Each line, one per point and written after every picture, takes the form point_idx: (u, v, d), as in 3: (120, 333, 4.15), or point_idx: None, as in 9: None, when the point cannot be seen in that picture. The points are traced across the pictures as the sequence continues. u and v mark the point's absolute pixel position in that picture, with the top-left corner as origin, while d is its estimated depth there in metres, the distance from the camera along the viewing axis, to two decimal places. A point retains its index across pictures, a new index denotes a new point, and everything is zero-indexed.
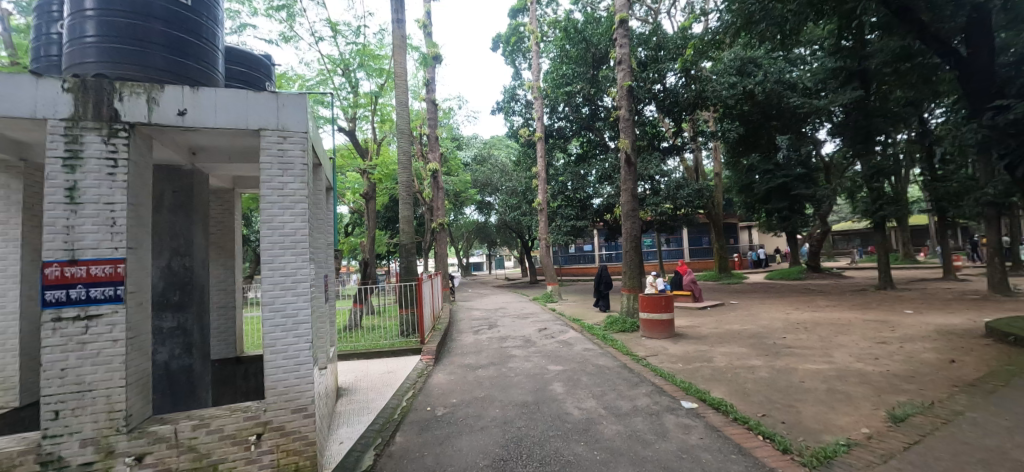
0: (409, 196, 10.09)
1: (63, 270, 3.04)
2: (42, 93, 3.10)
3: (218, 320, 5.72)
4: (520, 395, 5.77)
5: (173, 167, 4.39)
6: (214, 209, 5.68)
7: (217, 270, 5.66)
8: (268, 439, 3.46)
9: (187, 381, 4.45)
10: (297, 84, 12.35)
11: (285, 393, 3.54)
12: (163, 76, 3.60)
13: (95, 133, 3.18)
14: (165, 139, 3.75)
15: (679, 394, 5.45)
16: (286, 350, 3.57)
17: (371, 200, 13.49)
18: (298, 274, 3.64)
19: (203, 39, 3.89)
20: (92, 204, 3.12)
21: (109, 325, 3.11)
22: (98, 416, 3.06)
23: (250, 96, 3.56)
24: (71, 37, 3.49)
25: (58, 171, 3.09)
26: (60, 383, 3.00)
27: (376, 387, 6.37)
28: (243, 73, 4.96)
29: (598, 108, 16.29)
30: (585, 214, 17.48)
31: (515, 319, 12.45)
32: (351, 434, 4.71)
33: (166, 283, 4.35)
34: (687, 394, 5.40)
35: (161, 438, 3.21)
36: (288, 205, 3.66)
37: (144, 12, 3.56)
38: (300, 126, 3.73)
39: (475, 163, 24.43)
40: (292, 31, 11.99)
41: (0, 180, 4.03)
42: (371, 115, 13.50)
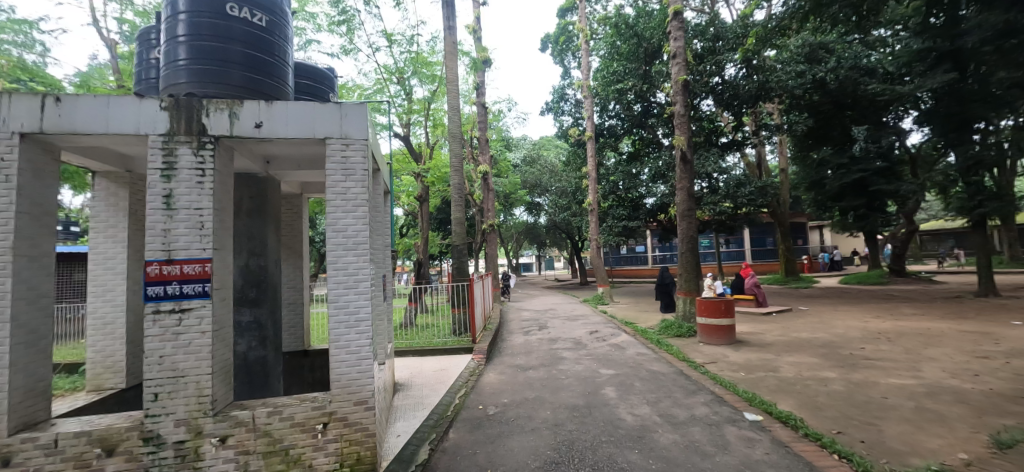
0: (461, 199, 10.33)
1: (161, 268, 3.42)
2: (144, 112, 3.52)
3: (289, 316, 6.18)
4: (571, 398, 5.75)
5: (250, 175, 4.81)
6: (285, 213, 6.15)
7: (287, 269, 6.10)
8: (333, 428, 3.69)
9: (262, 372, 4.85)
10: (357, 93, 13.03)
11: (348, 387, 3.76)
12: (242, 92, 3.96)
13: (187, 146, 3.55)
14: (244, 149, 4.11)
15: (742, 405, 5.19)
16: (348, 345, 3.79)
17: (425, 203, 13.95)
18: (360, 274, 3.85)
19: (275, 56, 4.23)
20: (185, 210, 3.50)
21: (198, 318, 3.46)
22: (189, 399, 3.41)
23: (316, 107, 3.82)
24: (166, 61, 3.92)
25: (157, 180, 3.49)
26: (159, 369, 3.38)
27: (430, 385, 6.56)
28: (310, 86, 5.33)
29: (651, 105, 15.84)
30: (638, 215, 17.06)
31: (566, 320, 12.38)
32: (407, 428, 4.91)
33: (245, 281, 4.77)
34: (751, 406, 5.14)
35: (240, 422, 3.50)
36: (350, 208, 3.89)
37: (224, 35, 3.93)
38: (361, 133, 3.93)
39: (525, 164, 24.50)
40: (352, 44, 12.65)
41: (112, 189, 4.60)
42: (424, 120, 13.94)
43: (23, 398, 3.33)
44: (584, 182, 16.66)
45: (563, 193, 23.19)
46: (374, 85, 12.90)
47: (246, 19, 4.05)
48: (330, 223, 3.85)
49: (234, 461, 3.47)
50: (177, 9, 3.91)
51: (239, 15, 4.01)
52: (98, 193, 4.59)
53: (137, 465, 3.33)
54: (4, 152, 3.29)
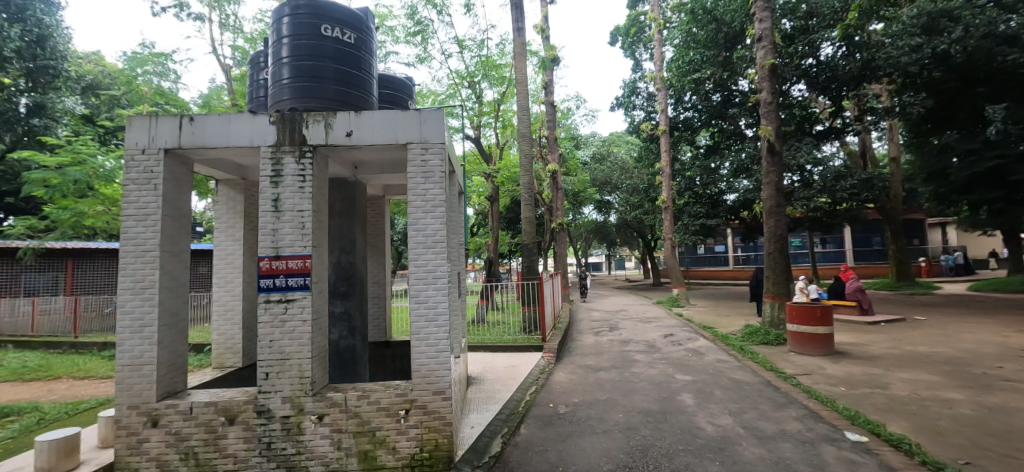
0: (531, 199, 10.46)
1: (270, 263, 3.89)
2: (257, 126, 4.03)
3: (374, 309, 6.69)
4: (645, 402, 5.62)
5: (341, 179, 5.30)
6: (371, 214, 6.67)
7: (372, 266, 6.61)
8: (414, 415, 3.95)
9: (352, 359, 5.30)
10: (431, 99, 13.66)
11: (427, 376, 4.00)
12: (335, 105, 4.38)
13: (291, 156, 4.00)
14: (336, 156, 4.54)
15: (842, 423, 4.75)
16: (428, 337, 4.04)
17: (496, 203, 14.27)
18: (438, 271, 4.08)
19: (361, 70, 4.62)
20: (289, 212, 3.95)
21: (300, 307, 3.90)
22: (293, 380, 3.85)
23: (399, 115, 4.12)
24: (273, 81, 4.44)
25: (266, 186, 3.98)
26: (269, 352, 3.86)
27: (502, 380, 6.72)
28: (391, 95, 5.74)
29: (733, 94, 14.87)
30: (717, 212, 16.05)
31: (638, 322, 12.03)
32: (480, 420, 5.11)
33: (336, 275, 5.25)
34: (852, 425, 4.68)
35: (334, 403, 3.88)
36: (429, 208, 4.14)
37: (319, 53, 4.36)
38: (439, 137, 4.16)
39: (594, 161, 24.09)
40: (426, 53, 13.28)
41: (231, 194, 5.29)
42: (494, 121, 14.25)
43: (168, 371, 3.97)
44: (658, 179, 16.08)
45: (634, 190, 22.52)
46: (447, 90, 13.43)
47: (338, 37, 4.47)
48: (411, 223, 4.14)
49: (329, 438, 3.85)
50: (282, 34, 4.41)
51: (332, 34, 4.44)
52: (221, 198, 5.32)
53: (251, 434, 3.82)
54: (152, 166, 3.94)
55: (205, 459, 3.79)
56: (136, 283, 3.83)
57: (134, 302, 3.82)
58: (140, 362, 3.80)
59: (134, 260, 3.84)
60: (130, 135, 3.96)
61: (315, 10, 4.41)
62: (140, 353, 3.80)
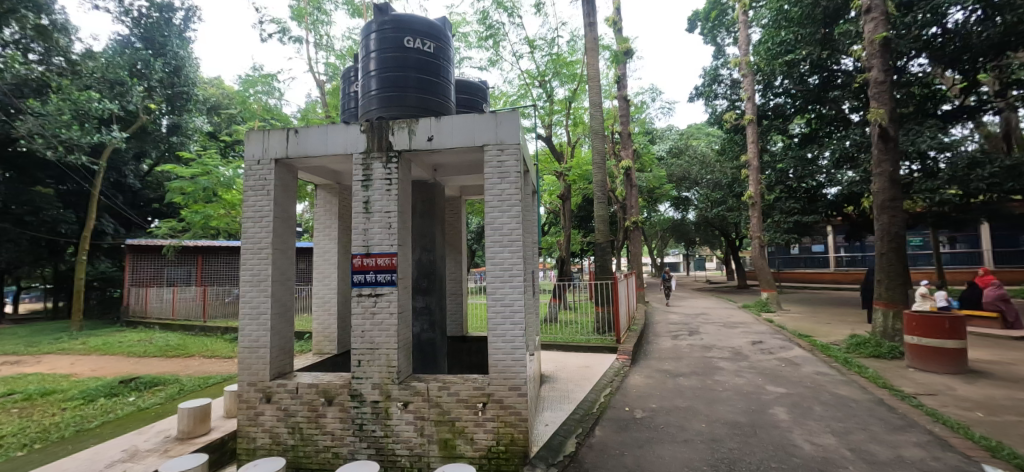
0: (605, 198, 10.27)
1: (362, 260, 4.25)
2: (350, 135, 4.42)
3: (453, 305, 7.02)
4: (730, 413, 5.31)
5: (423, 181, 5.62)
6: (449, 213, 6.98)
7: (451, 263, 6.93)
8: (491, 409, 4.08)
9: (432, 352, 5.60)
10: (503, 101, 13.90)
11: (504, 372, 4.12)
12: (417, 112, 4.65)
13: (379, 161, 4.34)
14: (418, 161, 4.83)
15: (978, 454, 4.12)
16: (505, 334, 4.16)
17: (567, 202, 14.16)
18: (514, 270, 4.18)
19: (440, 77, 4.86)
20: (378, 213, 4.29)
21: (388, 301, 4.21)
22: (381, 368, 4.18)
23: (477, 119, 4.29)
24: (363, 94, 4.84)
25: (359, 190, 4.36)
26: (361, 341, 4.23)
27: (576, 380, 6.70)
28: (467, 99, 5.97)
29: (834, 74, 13.51)
30: (815, 208, 14.63)
31: (721, 327, 11.33)
32: (555, 418, 5.14)
33: (418, 272, 5.59)
34: (991, 457, 4.05)
35: (417, 392, 4.14)
36: (506, 208, 4.25)
37: (402, 65, 4.66)
38: (513, 138, 4.26)
39: (671, 156, 22.99)
40: (497, 55, 13.54)
41: (328, 197, 5.84)
42: (566, 119, 14.14)
43: (279, 355, 4.50)
44: (744, 172, 14.98)
45: (716, 185, 21.17)
46: (518, 91, 13.59)
47: (419, 48, 4.75)
48: (488, 223, 4.30)
49: (414, 424, 4.12)
50: (370, 49, 4.79)
51: (414, 46, 4.73)
52: (320, 202, 5.89)
53: (346, 415, 4.20)
54: (265, 174, 4.48)
55: (308, 434, 4.24)
56: (254, 277, 4.40)
57: (252, 293, 4.39)
58: (258, 345, 4.36)
59: (252, 257, 4.41)
60: (249, 148, 4.54)
61: (399, 24, 4.72)
62: (257, 338, 4.36)
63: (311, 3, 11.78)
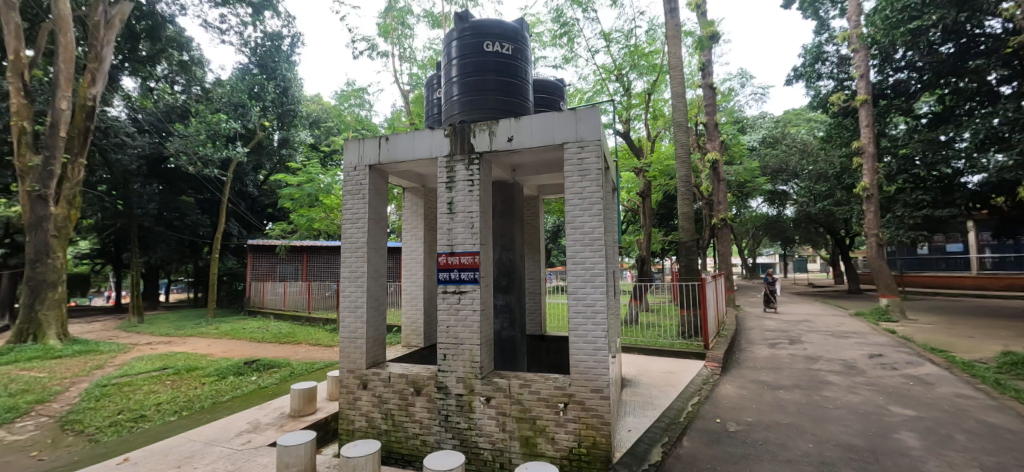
0: (691, 194, 9.69)
1: (447, 258, 4.44)
2: (436, 139, 4.64)
3: (532, 304, 7.06)
4: (843, 434, 4.74)
5: (502, 182, 5.73)
6: (528, 213, 7.04)
7: (529, 262, 6.98)
8: (572, 409, 4.04)
9: (512, 349, 5.68)
10: (578, 98, 13.69)
11: (585, 372, 4.05)
12: (497, 114, 4.74)
13: (461, 164, 4.50)
14: (499, 162, 4.93)
15: None
16: (586, 335, 4.09)
17: (648, 199, 13.55)
18: (596, 269, 4.11)
19: (519, 78, 4.93)
20: (461, 213, 4.45)
21: (471, 299, 4.35)
22: (465, 364, 4.32)
23: (557, 117, 4.27)
24: (446, 99, 5.04)
25: (444, 192, 4.56)
26: (447, 336, 4.41)
27: (660, 385, 6.40)
28: (545, 98, 5.98)
29: (975, 39, 11.50)
30: (951, 200, 12.60)
31: (829, 337, 10.15)
32: (638, 424, 4.96)
33: (499, 271, 5.71)
34: None
35: (499, 388, 4.22)
36: (587, 206, 4.19)
37: (482, 69, 4.79)
38: (594, 134, 4.17)
39: (764, 147, 21.05)
40: (572, 53, 13.38)
41: (415, 199, 6.17)
42: (645, 112, 13.52)
43: (374, 345, 4.85)
44: (856, 161, 13.28)
45: (820, 177, 18.99)
46: (594, 86, 13.27)
47: (498, 51, 4.86)
48: (569, 221, 4.25)
49: (496, 419, 4.21)
50: (452, 56, 4.99)
51: (493, 49, 4.84)
52: (407, 204, 6.24)
53: (433, 406, 4.41)
54: (361, 179, 4.86)
55: (398, 420, 4.52)
56: (352, 273, 4.80)
57: (351, 287, 4.79)
58: (356, 335, 4.75)
59: (351, 255, 4.82)
60: (346, 155, 4.93)
61: (478, 30, 4.87)
62: (355, 329, 4.75)
63: (396, 18, 12.52)
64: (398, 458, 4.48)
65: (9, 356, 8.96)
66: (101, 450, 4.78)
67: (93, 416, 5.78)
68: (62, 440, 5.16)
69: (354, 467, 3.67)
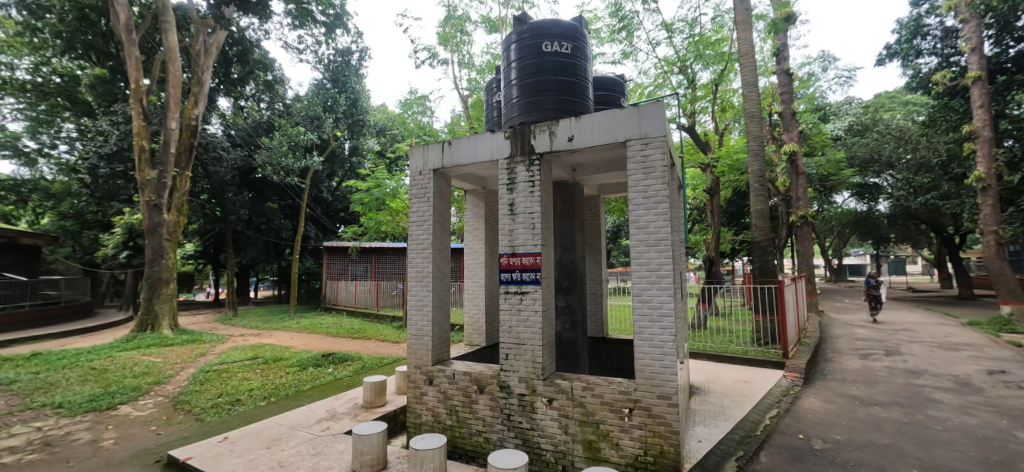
0: (766, 190, 9.01)
1: (508, 260, 4.50)
2: (495, 143, 4.71)
3: (593, 306, 6.93)
4: (955, 460, 4.19)
5: (562, 182, 5.69)
6: (588, 213, 6.93)
7: (590, 263, 6.87)
8: (637, 415, 3.91)
9: (573, 351, 5.63)
10: (638, 93, 13.22)
11: (651, 378, 3.90)
12: (556, 114, 4.72)
13: (522, 165, 4.52)
14: (558, 162, 4.90)
15: None
16: (652, 338, 3.95)
17: (716, 196, 12.82)
18: (662, 270, 3.95)
19: (578, 76, 4.87)
20: (522, 214, 4.47)
21: (533, 299, 4.36)
22: (527, 364, 4.34)
23: (618, 114, 4.17)
24: (506, 102, 5.10)
25: (504, 194, 4.61)
26: (509, 336, 4.46)
27: (733, 395, 6.02)
28: (605, 96, 5.85)
29: None
30: None
31: (935, 348, 8.99)
32: (709, 434, 4.70)
33: (559, 272, 5.67)
34: None
35: (561, 390, 4.18)
36: (651, 205, 4.04)
37: (540, 69, 4.79)
38: (659, 130, 4.02)
39: (850, 136, 19.09)
40: (631, 47, 12.98)
41: (476, 201, 6.31)
42: (711, 104, 12.77)
43: (439, 343, 5.02)
44: (967, 147, 11.65)
45: (920, 167, 16.89)
46: (655, 80, 12.78)
47: (556, 51, 4.83)
48: (633, 221, 4.13)
49: (558, 420, 4.18)
50: (511, 60, 5.04)
51: (551, 50, 4.83)
52: (469, 206, 6.39)
53: (496, 405, 4.47)
54: (425, 183, 5.04)
55: (462, 417, 4.63)
56: (418, 273, 5.00)
57: (418, 286, 4.99)
58: (422, 333, 4.93)
59: (417, 255, 5.02)
60: (412, 161, 5.17)
61: (536, 31, 4.88)
62: (422, 327, 4.94)
63: (455, 26, 12.84)
64: (462, 453, 4.60)
65: (133, 343, 10.33)
66: (205, 428, 5.37)
67: (198, 398, 6.51)
68: (175, 417, 5.86)
69: (422, 460, 3.81)
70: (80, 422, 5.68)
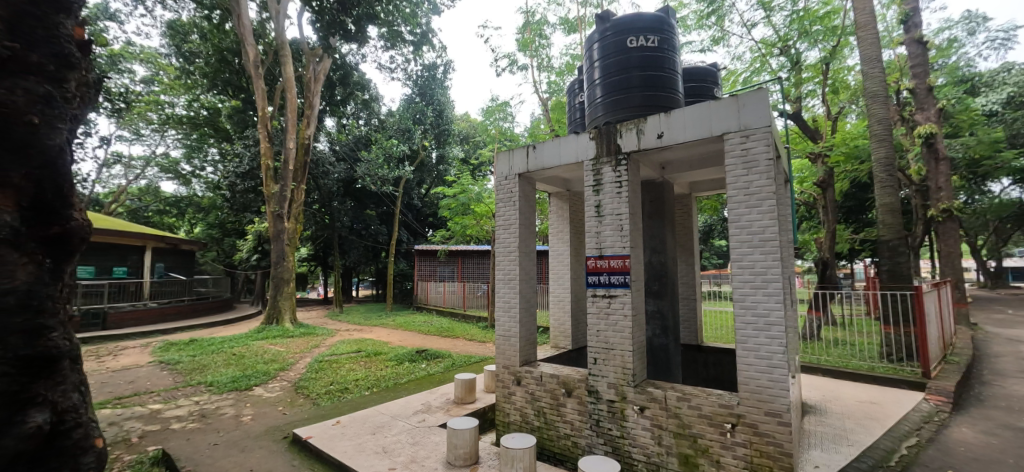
0: (895, 181, 7.80)
1: (595, 262, 4.42)
2: (581, 144, 4.66)
3: (686, 312, 6.56)
4: None
5: (650, 181, 5.45)
6: (678, 214, 6.57)
7: (682, 266, 6.51)
8: (742, 432, 3.61)
9: (665, 359, 5.36)
10: (731, 82, 12.25)
11: (758, 393, 3.57)
12: (644, 111, 4.54)
13: (609, 166, 4.42)
14: (647, 160, 4.71)
15: None
16: (758, 349, 3.62)
17: (829, 189, 11.34)
18: (769, 274, 3.60)
19: (666, 69, 4.63)
20: (610, 216, 4.36)
21: (622, 303, 4.24)
22: (617, 369, 4.22)
23: (714, 106, 3.89)
24: (590, 103, 5.02)
25: (591, 195, 4.53)
26: (597, 340, 4.38)
27: (857, 417, 5.29)
28: (696, 87, 5.51)
29: None
30: None
31: None
32: (828, 459, 4.19)
33: (649, 275, 5.44)
34: None
35: (654, 398, 4.00)
36: (754, 203, 3.71)
37: (626, 66, 4.64)
38: (762, 120, 3.68)
39: (1011, 110, 15.78)
40: (722, 31, 12.05)
41: (561, 203, 6.28)
42: (820, 86, 11.37)
43: (526, 343, 5.08)
44: None
45: None
46: (751, 65, 11.73)
47: (642, 45, 4.65)
48: (732, 220, 3.83)
49: (651, 430, 4.01)
50: (595, 59, 4.95)
51: (637, 44, 4.66)
52: (553, 208, 6.39)
53: (584, 409, 4.41)
54: (511, 188, 5.14)
55: (551, 419, 4.64)
56: (505, 275, 5.12)
57: (506, 287, 5.11)
58: (510, 334, 5.04)
59: (504, 258, 5.14)
60: (497, 166, 5.29)
61: (619, 28, 4.74)
62: (509, 327, 5.05)
63: (534, 31, 12.92)
64: (550, 455, 4.59)
65: (263, 334, 11.90)
66: (322, 411, 6.01)
67: (315, 384, 7.31)
68: (297, 400, 6.64)
69: (513, 459, 3.87)
70: (225, 399, 6.68)
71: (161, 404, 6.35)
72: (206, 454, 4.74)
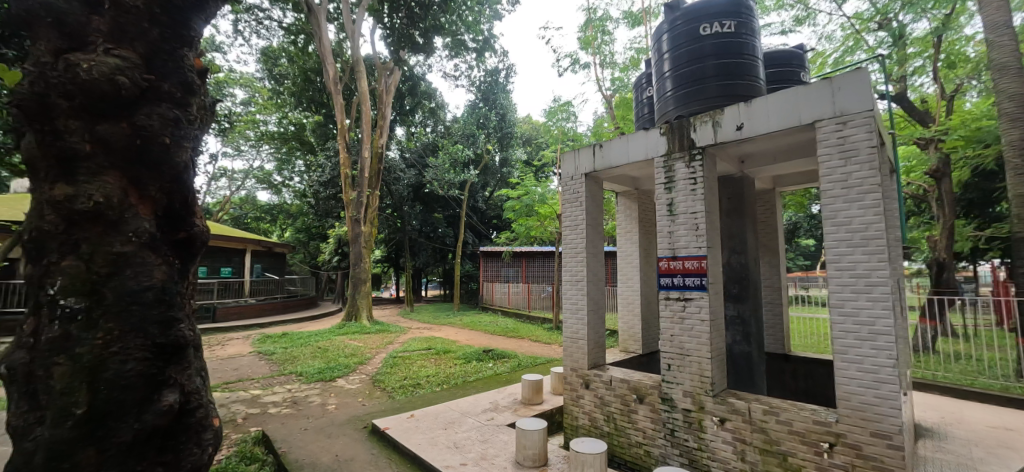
0: None
1: (669, 263, 4.23)
2: (651, 140, 4.47)
3: (770, 317, 6.06)
4: None
5: (728, 177, 5.11)
6: (760, 211, 6.09)
7: (766, 268, 6.04)
8: (842, 453, 3.25)
9: (747, 368, 4.99)
10: (818, 64, 11.17)
11: (861, 411, 3.20)
12: (719, 101, 4.27)
13: (682, 162, 4.20)
14: (724, 154, 4.42)
15: None
16: (861, 361, 3.24)
17: (943, 179, 9.91)
18: (873, 277, 3.22)
19: (745, 55, 4.32)
20: (684, 214, 4.14)
21: (698, 307, 4.01)
22: (693, 376, 4.00)
23: (802, 92, 3.56)
24: (659, 97, 4.82)
25: (662, 193, 4.34)
26: (671, 345, 4.18)
27: (987, 444, 4.57)
28: (779, 72, 5.08)
29: None
30: None
31: None
32: None
33: (728, 277, 5.10)
34: None
35: (736, 410, 3.73)
36: (854, 197, 3.33)
37: (698, 55, 4.39)
38: (861, 104, 3.30)
39: None
40: (807, 10, 11.02)
41: (629, 203, 6.08)
42: (930, 62, 10.01)
43: (595, 347, 4.97)
44: None
45: None
46: (843, 44, 10.60)
47: (717, 32, 4.37)
48: (828, 217, 3.47)
49: (733, 444, 3.74)
50: (664, 50, 4.74)
51: (711, 31, 4.39)
52: (622, 208, 6.20)
53: (658, 417, 4.22)
54: (578, 188, 5.06)
55: (622, 425, 4.49)
56: (573, 276, 5.04)
57: (573, 289, 5.04)
58: (577, 336, 4.96)
59: (572, 259, 5.07)
60: (563, 166, 5.24)
61: (691, 16, 4.51)
62: (577, 330, 4.97)
63: (596, 28, 12.67)
64: (621, 463, 4.44)
65: (343, 330, 12.75)
66: (397, 405, 6.31)
67: (390, 378, 7.70)
68: (375, 392, 7.04)
69: (583, 463, 3.79)
70: (313, 388, 7.25)
71: (260, 390, 7.03)
72: (298, 437, 5.16)
